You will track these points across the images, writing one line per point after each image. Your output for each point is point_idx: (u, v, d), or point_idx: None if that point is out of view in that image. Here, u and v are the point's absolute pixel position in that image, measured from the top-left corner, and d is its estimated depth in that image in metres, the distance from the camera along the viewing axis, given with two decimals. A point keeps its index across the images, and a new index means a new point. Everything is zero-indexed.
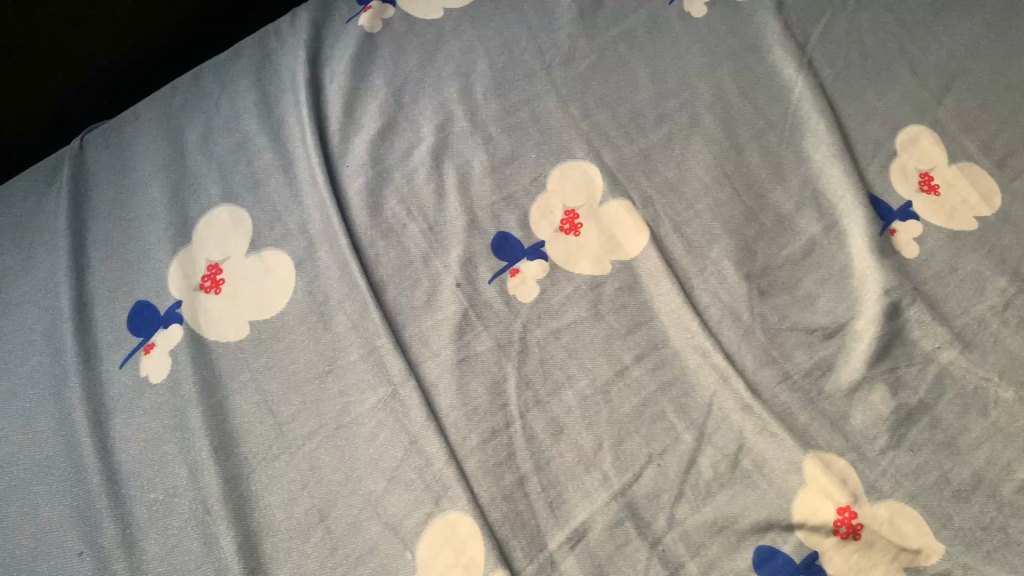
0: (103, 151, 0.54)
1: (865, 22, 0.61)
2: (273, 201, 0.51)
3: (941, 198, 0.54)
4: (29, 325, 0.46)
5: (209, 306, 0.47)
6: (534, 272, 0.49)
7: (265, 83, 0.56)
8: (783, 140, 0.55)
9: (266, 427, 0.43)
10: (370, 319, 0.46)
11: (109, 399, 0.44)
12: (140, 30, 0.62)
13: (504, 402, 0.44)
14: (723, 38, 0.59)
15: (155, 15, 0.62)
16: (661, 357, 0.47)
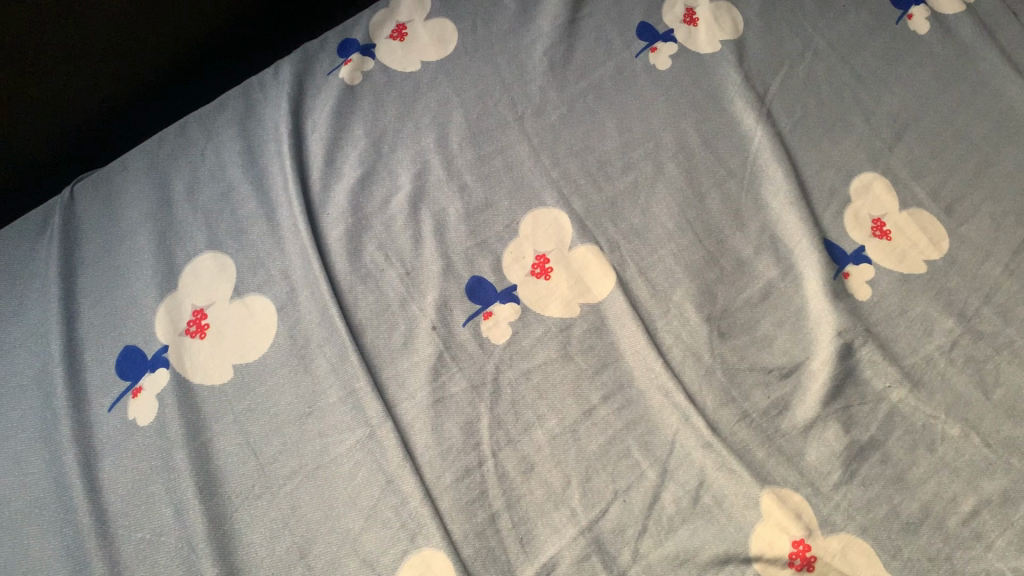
0: (92, 199, 0.56)
1: (822, 73, 0.65)
2: (256, 248, 0.53)
3: (892, 243, 0.57)
4: (21, 371, 0.48)
5: (194, 350, 0.49)
6: (506, 314, 0.52)
7: (250, 133, 0.59)
8: (743, 188, 0.58)
9: (248, 468, 0.45)
10: (349, 362, 0.48)
11: (98, 441, 0.46)
12: (126, 79, 0.64)
13: (476, 441, 0.47)
14: (687, 89, 0.62)
15: (142, 65, 0.65)
16: (626, 396, 0.49)
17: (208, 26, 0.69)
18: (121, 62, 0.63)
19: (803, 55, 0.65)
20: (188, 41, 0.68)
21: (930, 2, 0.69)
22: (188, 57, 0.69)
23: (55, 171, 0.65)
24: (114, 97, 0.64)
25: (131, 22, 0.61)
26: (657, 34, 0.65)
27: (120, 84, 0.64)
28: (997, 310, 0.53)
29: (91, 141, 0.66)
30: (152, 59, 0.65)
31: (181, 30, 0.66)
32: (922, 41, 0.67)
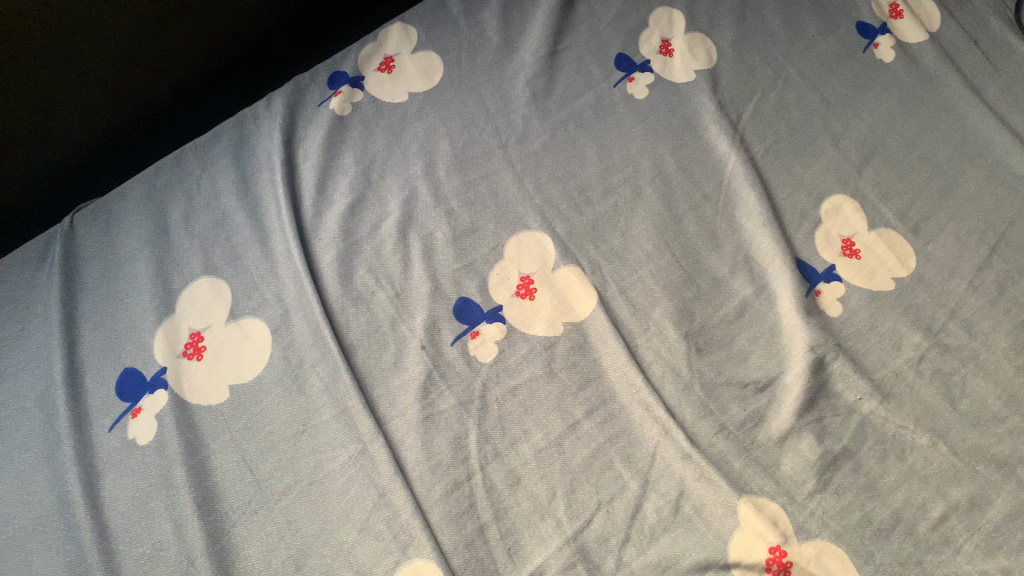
0: (91, 227, 0.58)
1: (793, 100, 0.68)
2: (251, 273, 0.55)
3: (862, 261, 0.59)
4: (23, 394, 0.50)
5: (191, 371, 0.50)
6: (493, 334, 0.54)
7: (243, 162, 0.61)
8: (718, 210, 0.61)
9: (245, 484, 0.47)
10: (341, 381, 0.50)
11: (99, 460, 0.47)
12: (122, 108, 0.67)
13: (465, 455, 0.48)
14: (663, 117, 0.65)
15: (137, 96, 0.67)
16: (609, 411, 0.51)
17: (197, 67, 0.71)
18: (107, 104, 0.65)
19: (774, 83, 0.68)
20: (177, 80, 0.70)
21: (894, 32, 0.72)
22: (181, 91, 0.71)
23: (42, 203, 0.67)
24: (99, 134, 0.67)
25: (117, 68, 0.64)
26: (634, 65, 0.68)
27: (107, 122, 0.67)
28: (962, 324, 0.56)
29: (78, 175, 0.68)
30: (143, 95, 0.68)
31: (168, 73, 0.68)
32: (887, 69, 0.70)
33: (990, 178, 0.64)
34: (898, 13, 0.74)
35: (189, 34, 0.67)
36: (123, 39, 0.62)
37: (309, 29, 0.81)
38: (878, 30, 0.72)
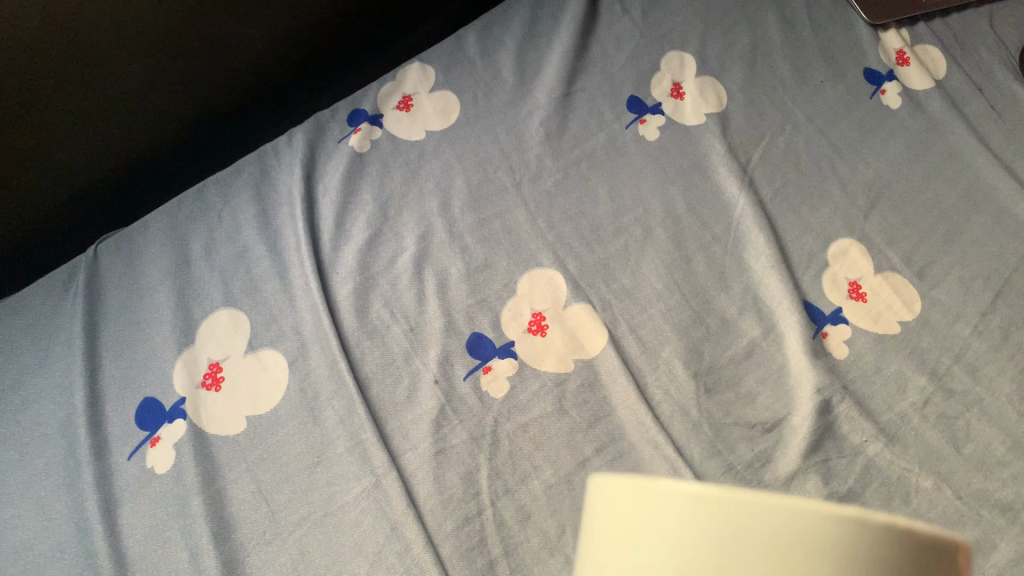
0: (114, 258, 0.59)
1: (801, 144, 0.69)
2: (270, 305, 0.56)
3: (868, 304, 0.60)
4: (45, 421, 0.51)
5: (210, 402, 0.51)
6: (504, 369, 0.54)
7: (264, 196, 0.62)
8: (727, 251, 0.62)
9: (260, 514, 0.48)
10: (356, 414, 0.51)
11: (117, 489, 0.48)
12: (137, 135, 0.68)
13: (476, 490, 0.49)
14: (673, 158, 0.66)
15: (153, 125, 0.69)
16: (618, 449, 0.52)
17: (209, 104, 0.72)
18: (113, 145, 0.67)
19: (783, 128, 0.70)
20: (197, 112, 0.72)
21: (901, 78, 0.74)
22: (200, 121, 0.73)
23: (58, 234, 0.70)
24: (110, 169, 0.69)
25: (126, 103, 0.65)
26: (646, 107, 0.69)
27: (115, 161, 0.69)
28: (967, 369, 0.57)
29: (90, 212, 0.71)
30: (159, 123, 0.69)
31: (176, 113, 0.70)
32: (894, 115, 0.72)
33: (993, 225, 0.65)
34: (904, 60, 0.75)
35: (206, 69, 0.69)
36: (139, 73, 0.64)
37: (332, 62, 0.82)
38: (886, 76, 0.74)
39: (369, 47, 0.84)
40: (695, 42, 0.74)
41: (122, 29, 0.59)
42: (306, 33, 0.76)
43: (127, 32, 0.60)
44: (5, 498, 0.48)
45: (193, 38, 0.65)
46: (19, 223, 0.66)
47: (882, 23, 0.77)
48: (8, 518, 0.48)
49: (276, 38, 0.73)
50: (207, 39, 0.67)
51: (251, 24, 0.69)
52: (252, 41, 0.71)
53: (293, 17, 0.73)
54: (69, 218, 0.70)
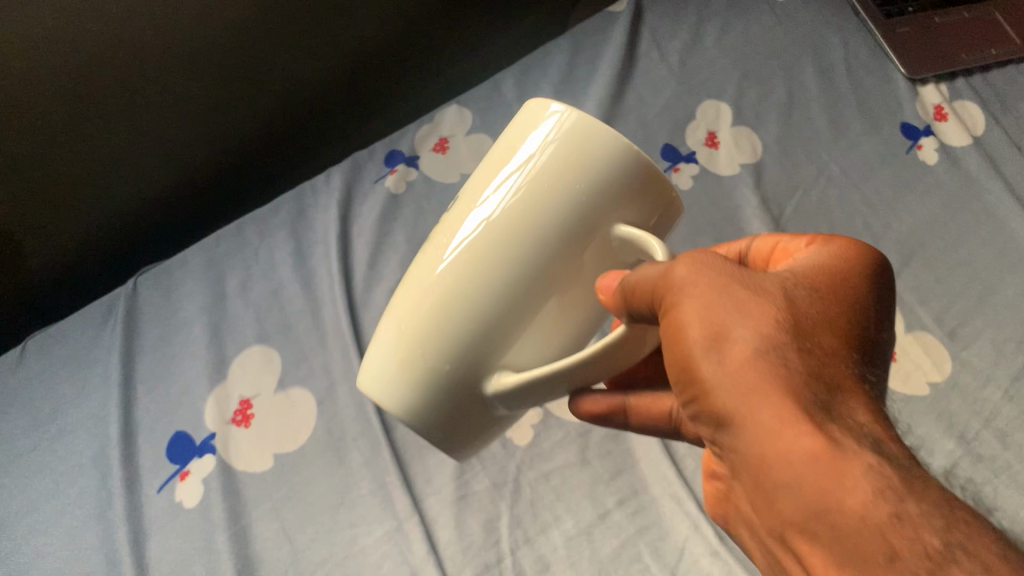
0: (153, 291, 0.61)
1: (834, 199, 0.69)
2: (302, 343, 0.57)
3: (898, 364, 0.60)
4: (80, 451, 0.52)
5: (238, 438, 0.52)
6: (529, 417, 0.54)
7: (300, 234, 0.63)
8: None
9: (283, 552, 0.48)
10: (381, 457, 0.52)
11: (147, 521, 0.49)
12: (173, 167, 0.71)
13: (496, 538, 0.49)
14: (705, 209, 0.68)
15: (189, 159, 0.71)
16: (640, 502, 0.51)
17: (239, 138, 0.73)
18: (140, 180, 0.69)
19: (817, 180, 0.70)
20: (235, 147, 0.74)
21: (938, 135, 0.73)
22: (238, 156, 0.74)
23: (94, 262, 0.72)
24: (146, 199, 0.71)
25: (163, 133, 0.67)
26: (679, 155, 0.71)
27: (150, 192, 0.71)
28: (996, 434, 0.55)
29: (130, 244, 0.73)
30: (195, 156, 0.71)
31: (203, 148, 0.71)
32: (929, 170, 0.71)
33: None
34: (942, 115, 0.74)
35: (246, 104, 0.71)
36: (176, 104, 0.66)
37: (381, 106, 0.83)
38: (922, 131, 0.73)
39: (416, 72, 0.83)
40: (731, 91, 0.74)
41: (131, 71, 0.61)
42: (340, 65, 0.75)
43: (146, 69, 0.62)
44: (39, 527, 0.50)
45: (231, 72, 0.67)
46: (54, 248, 0.68)
47: (920, 77, 0.76)
48: (40, 546, 0.49)
49: (308, 72, 0.73)
50: (228, 78, 0.67)
51: (278, 62, 0.70)
52: (279, 77, 0.71)
53: (324, 51, 0.73)
54: (105, 247, 0.72)
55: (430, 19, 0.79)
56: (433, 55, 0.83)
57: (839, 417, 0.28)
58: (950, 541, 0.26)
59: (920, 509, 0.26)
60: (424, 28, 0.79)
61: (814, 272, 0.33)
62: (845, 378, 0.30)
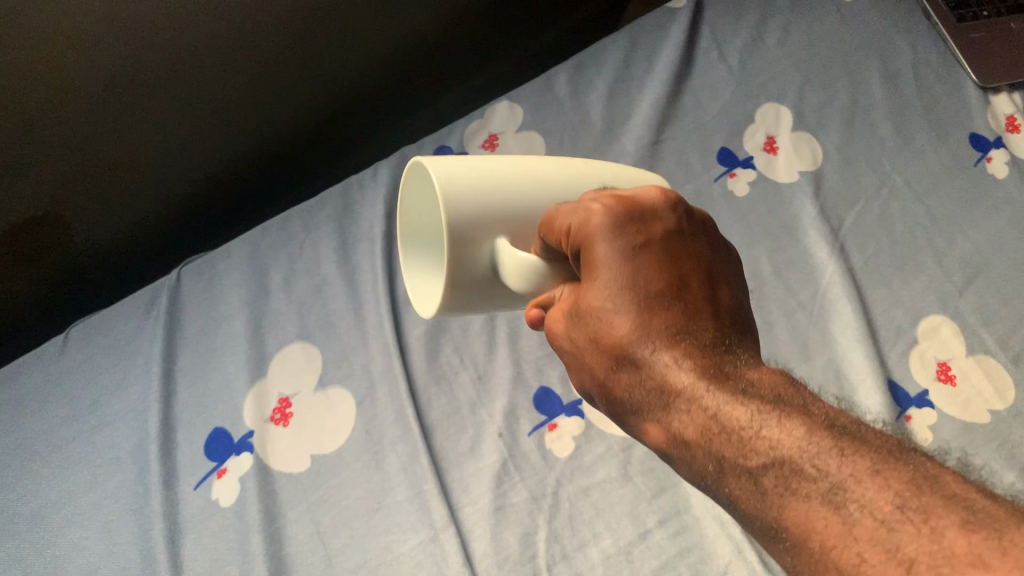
0: (196, 283, 0.61)
1: (896, 210, 0.65)
2: (342, 342, 0.56)
3: (957, 388, 0.56)
4: (119, 444, 0.53)
5: (277, 437, 0.52)
6: (571, 428, 0.52)
7: (345, 229, 0.62)
8: (812, 319, 0.60)
9: (317, 557, 0.48)
10: (419, 463, 0.50)
11: (182, 518, 0.49)
12: (217, 159, 0.70)
13: (533, 553, 0.47)
14: (762, 217, 0.66)
15: (232, 151, 0.71)
16: (682, 523, 0.49)
17: (267, 130, 0.71)
18: (181, 171, 0.69)
19: (879, 191, 0.67)
20: (278, 138, 0.73)
21: (1010, 147, 0.69)
22: (282, 147, 0.74)
23: (136, 246, 0.73)
24: (188, 189, 0.71)
25: (207, 126, 0.67)
26: (737, 159, 0.69)
27: (193, 182, 0.71)
28: None
29: (171, 229, 0.74)
30: (239, 149, 0.71)
31: (241, 140, 0.70)
32: (999, 184, 0.66)
33: None
34: (1015, 126, 0.70)
35: (291, 98, 0.70)
36: (221, 98, 0.65)
37: (431, 93, 0.80)
38: (992, 144, 0.69)
39: (464, 61, 0.80)
40: (792, 95, 0.72)
41: (170, 67, 0.60)
42: (388, 53, 0.73)
43: (193, 65, 0.61)
44: (76, 518, 0.50)
45: (278, 66, 0.66)
46: (96, 233, 0.69)
47: (993, 85, 0.72)
48: (76, 540, 0.49)
49: (344, 59, 0.70)
50: (271, 69, 0.66)
51: (313, 50, 0.67)
52: (321, 67, 0.69)
53: (360, 38, 0.69)
54: (148, 232, 0.73)
55: (482, 8, 0.76)
56: (484, 45, 0.81)
57: (648, 392, 0.33)
58: (724, 454, 0.31)
59: (702, 437, 0.31)
60: (477, 15, 0.77)
61: (595, 250, 0.33)
62: (657, 348, 0.33)
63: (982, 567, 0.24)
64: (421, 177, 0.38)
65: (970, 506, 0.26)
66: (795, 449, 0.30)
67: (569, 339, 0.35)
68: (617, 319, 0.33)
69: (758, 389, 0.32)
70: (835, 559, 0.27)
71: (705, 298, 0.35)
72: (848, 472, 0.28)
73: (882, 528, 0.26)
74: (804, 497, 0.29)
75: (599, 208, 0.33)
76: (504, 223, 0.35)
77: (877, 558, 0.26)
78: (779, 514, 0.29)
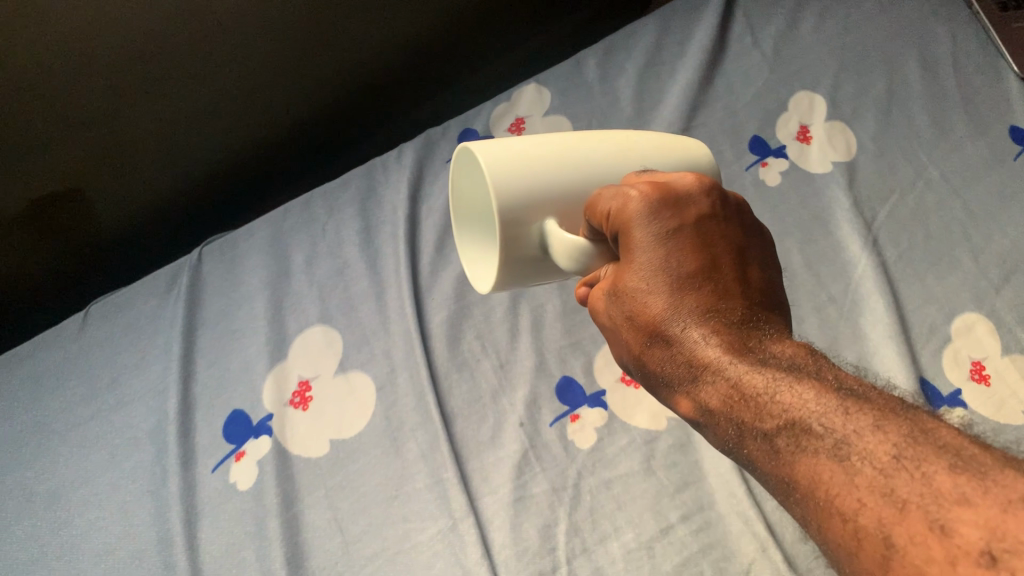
0: (218, 263, 0.60)
1: (932, 204, 0.63)
2: (363, 326, 0.56)
3: (991, 388, 0.55)
4: (138, 424, 0.52)
5: (296, 421, 0.52)
6: (593, 419, 0.51)
7: (368, 212, 0.62)
8: (843, 314, 0.59)
9: (334, 544, 0.47)
10: (439, 451, 0.50)
11: (200, 501, 0.49)
12: (240, 137, 0.70)
13: (553, 546, 0.47)
14: (793, 209, 0.64)
15: (255, 131, 0.70)
16: (705, 519, 0.48)
17: (282, 107, 0.70)
18: (202, 149, 0.68)
19: (914, 184, 0.65)
20: (301, 117, 0.72)
21: None
22: (306, 126, 0.73)
23: (157, 224, 0.73)
24: (210, 168, 0.71)
25: (231, 104, 0.66)
26: (769, 148, 0.67)
27: (215, 161, 0.70)
28: None
29: (193, 207, 0.73)
30: (263, 129, 0.70)
31: (264, 119, 0.70)
32: None
33: None
34: None
35: (316, 77, 0.69)
36: (246, 77, 0.65)
37: (459, 73, 0.79)
38: None
39: (492, 42, 0.79)
40: (827, 83, 0.70)
41: (194, 44, 0.59)
42: (416, 32, 0.72)
43: (218, 43, 0.60)
44: (93, 498, 0.50)
45: (303, 44, 0.65)
46: (116, 209, 0.69)
47: None
48: (93, 520, 0.49)
49: (362, 34, 0.68)
50: (296, 47, 0.65)
51: (339, 27, 0.66)
52: (347, 45, 0.68)
53: (387, 16, 0.68)
54: (168, 210, 0.72)
55: None
56: (508, 28, 0.79)
57: (677, 364, 0.33)
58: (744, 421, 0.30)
59: (725, 405, 0.31)
60: None
61: (629, 234, 0.32)
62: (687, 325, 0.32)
63: (968, 506, 0.23)
64: (470, 162, 0.37)
65: (962, 450, 0.25)
66: (807, 408, 0.29)
67: (609, 316, 0.35)
68: (647, 297, 0.33)
69: (782, 358, 0.31)
70: (838, 506, 0.26)
71: (735, 274, 0.34)
72: (851, 427, 0.27)
73: (881, 481, 0.25)
74: (811, 452, 0.28)
75: (636, 194, 0.32)
76: (550, 205, 0.35)
77: (877, 505, 0.25)
78: (790, 472, 0.28)
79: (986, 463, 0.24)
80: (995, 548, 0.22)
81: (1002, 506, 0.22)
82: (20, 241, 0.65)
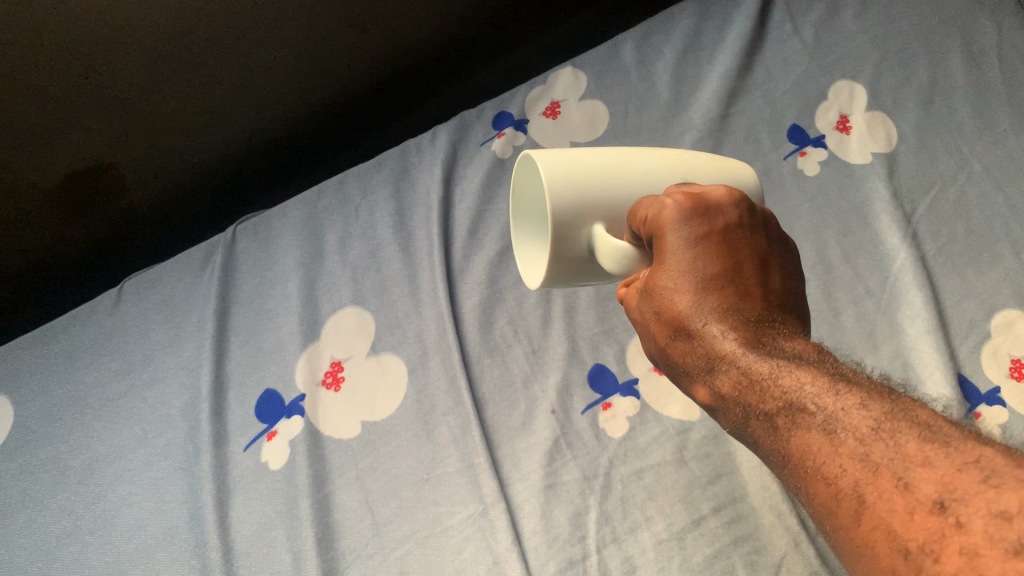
0: (251, 243, 0.60)
1: (974, 198, 0.62)
2: (395, 308, 0.55)
3: None
4: (170, 401, 0.53)
5: (328, 402, 0.51)
6: (626, 408, 0.51)
7: (402, 195, 0.61)
8: (880, 307, 0.58)
9: (365, 526, 0.47)
10: (470, 435, 0.49)
11: (231, 479, 0.49)
12: (273, 118, 0.70)
13: (583, 533, 0.46)
14: (832, 200, 0.63)
15: (288, 111, 0.70)
16: (738, 511, 0.47)
17: (310, 91, 0.69)
18: (235, 129, 0.68)
19: (956, 177, 0.63)
20: (334, 99, 0.72)
21: None
22: (339, 109, 0.73)
23: (188, 201, 0.73)
24: (241, 148, 0.71)
25: (265, 85, 0.66)
26: (807, 138, 0.66)
27: (246, 140, 0.70)
28: None
29: (225, 186, 0.74)
30: (296, 109, 0.70)
31: (297, 100, 0.69)
32: None
33: None
34: None
35: (351, 60, 0.68)
36: (282, 58, 0.64)
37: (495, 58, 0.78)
38: None
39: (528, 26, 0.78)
40: (868, 71, 0.68)
41: (231, 25, 0.59)
42: (455, 17, 0.71)
43: (256, 24, 0.60)
44: (126, 473, 0.50)
45: (340, 26, 0.64)
46: (147, 185, 0.69)
47: None
48: (126, 495, 0.50)
49: (401, 17, 0.67)
50: (333, 30, 0.64)
51: (378, 11, 0.65)
52: (384, 28, 0.67)
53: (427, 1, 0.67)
54: (200, 187, 0.72)
55: None
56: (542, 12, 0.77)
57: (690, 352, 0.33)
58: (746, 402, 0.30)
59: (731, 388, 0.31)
60: None
61: (663, 238, 0.33)
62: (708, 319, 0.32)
63: (931, 466, 0.24)
64: (530, 170, 0.38)
65: (939, 425, 0.25)
66: (805, 387, 0.29)
67: (641, 313, 0.35)
68: (669, 291, 0.33)
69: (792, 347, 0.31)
70: (823, 472, 0.26)
71: (760, 273, 0.34)
72: (840, 404, 0.27)
73: (863, 452, 0.26)
74: (802, 428, 0.28)
75: (671, 203, 0.33)
76: (598, 212, 0.35)
77: (854, 470, 0.25)
78: (786, 448, 0.28)
79: (956, 435, 0.25)
80: (946, 498, 0.23)
81: (958, 466, 0.23)
82: (47, 217, 0.66)
